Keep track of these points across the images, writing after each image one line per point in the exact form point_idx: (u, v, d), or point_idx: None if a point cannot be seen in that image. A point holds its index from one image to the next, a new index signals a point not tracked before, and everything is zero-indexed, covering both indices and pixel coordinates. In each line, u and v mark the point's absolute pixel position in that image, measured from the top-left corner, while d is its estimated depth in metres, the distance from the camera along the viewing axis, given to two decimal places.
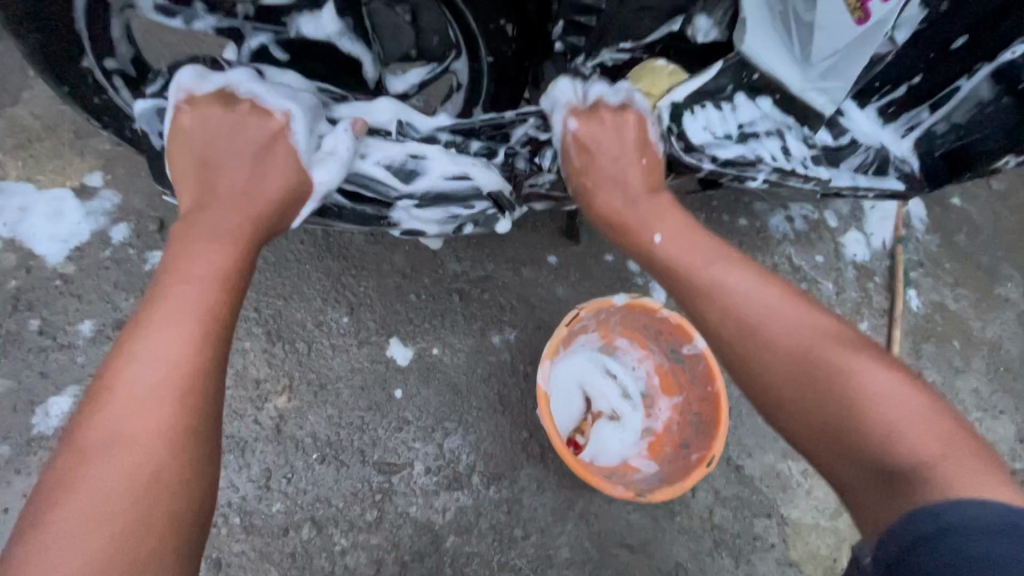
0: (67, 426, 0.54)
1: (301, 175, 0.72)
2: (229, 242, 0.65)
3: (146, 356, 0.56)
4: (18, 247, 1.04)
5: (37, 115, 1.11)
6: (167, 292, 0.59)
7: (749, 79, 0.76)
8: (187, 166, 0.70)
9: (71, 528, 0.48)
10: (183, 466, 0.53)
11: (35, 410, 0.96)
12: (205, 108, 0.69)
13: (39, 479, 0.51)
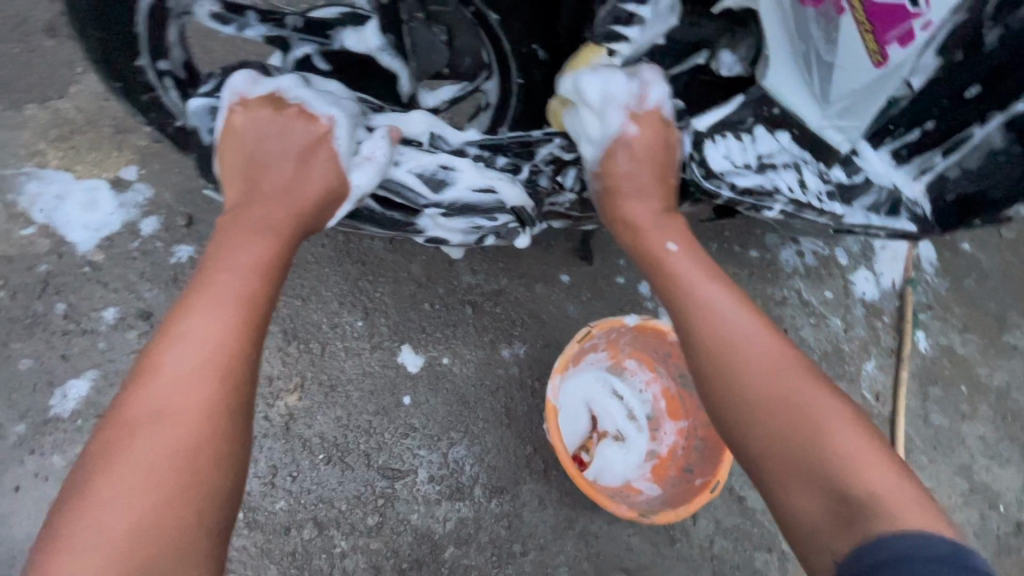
0: (113, 400, 0.57)
1: (341, 178, 0.75)
2: (272, 235, 0.70)
3: (188, 337, 0.59)
4: (51, 233, 1.07)
5: (81, 109, 1.16)
6: (212, 279, 0.64)
7: (771, 112, 0.76)
8: (235, 165, 0.72)
9: (116, 496, 0.51)
10: (219, 443, 0.55)
11: (53, 391, 0.98)
12: (257, 110, 0.72)
13: (87, 446, 0.54)
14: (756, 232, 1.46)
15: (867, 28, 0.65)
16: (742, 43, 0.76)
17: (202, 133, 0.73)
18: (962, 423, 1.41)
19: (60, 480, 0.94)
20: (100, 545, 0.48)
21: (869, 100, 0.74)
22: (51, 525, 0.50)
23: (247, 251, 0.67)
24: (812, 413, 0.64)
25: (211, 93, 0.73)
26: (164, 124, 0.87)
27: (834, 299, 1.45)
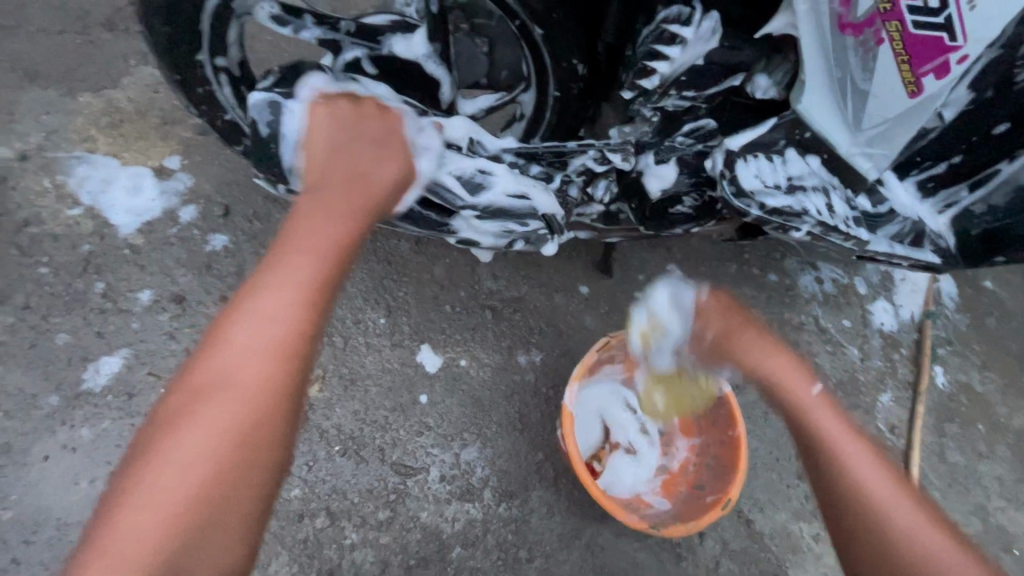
0: (186, 357, 0.58)
1: (409, 170, 0.78)
2: (346, 220, 0.68)
3: (263, 313, 0.59)
4: (95, 214, 1.12)
5: (132, 100, 1.22)
6: (289, 255, 0.63)
7: (801, 134, 0.78)
8: (315, 149, 0.74)
9: (179, 458, 0.53)
10: (279, 421, 0.58)
11: (87, 365, 1.01)
12: (340, 100, 0.75)
13: (161, 399, 0.57)
14: (775, 257, 1.47)
15: (904, 60, 0.67)
16: (779, 68, 0.76)
17: (260, 126, 0.75)
18: (979, 463, 1.39)
19: (86, 452, 0.97)
20: (159, 503, 0.51)
21: (902, 129, 0.74)
22: (120, 471, 0.54)
23: (323, 231, 0.66)
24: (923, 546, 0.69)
25: (272, 88, 0.75)
26: (214, 116, 0.91)
27: (851, 328, 1.45)
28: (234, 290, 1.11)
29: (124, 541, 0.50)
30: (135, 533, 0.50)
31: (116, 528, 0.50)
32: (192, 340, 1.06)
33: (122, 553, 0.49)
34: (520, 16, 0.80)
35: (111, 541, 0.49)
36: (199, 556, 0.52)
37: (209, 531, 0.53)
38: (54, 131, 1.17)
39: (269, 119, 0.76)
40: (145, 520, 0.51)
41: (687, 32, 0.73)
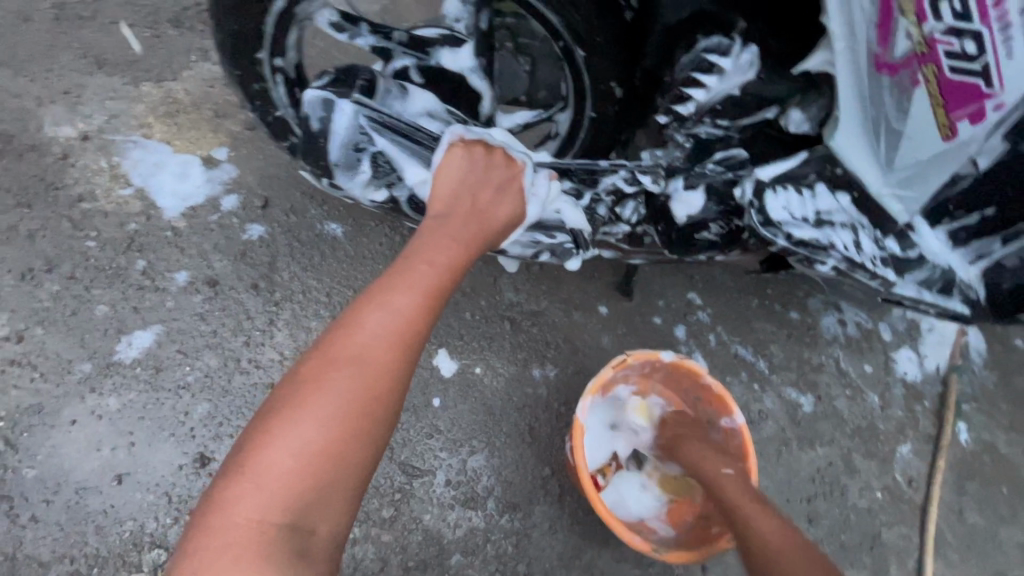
0: (318, 339, 0.69)
1: (520, 212, 0.86)
2: (461, 242, 0.78)
3: (387, 310, 0.69)
4: (144, 196, 1.18)
5: (189, 92, 1.29)
6: (411, 266, 0.74)
7: (834, 171, 0.80)
8: (445, 182, 0.83)
9: (312, 421, 0.63)
10: (391, 403, 0.67)
11: (120, 338, 1.05)
12: (476, 149, 0.84)
13: (295, 372, 0.67)
14: (799, 294, 1.46)
15: (940, 105, 0.67)
16: (815, 104, 0.77)
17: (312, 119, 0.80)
18: (998, 526, 1.34)
19: (110, 421, 1.00)
20: (293, 455, 0.62)
21: (933, 173, 0.76)
22: (255, 425, 0.64)
23: (436, 249, 0.76)
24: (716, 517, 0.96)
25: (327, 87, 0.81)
26: (266, 111, 0.96)
27: (872, 374, 1.42)
28: (266, 279, 1.14)
29: (262, 480, 0.61)
30: (274, 476, 0.61)
31: (258, 470, 0.61)
32: (221, 324, 1.09)
33: (263, 489, 0.60)
34: (564, 38, 0.80)
35: (254, 479, 0.61)
36: (316, 504, 0.62)
37: (327, 486, 0.63)
38: (116, 115, 1.24)
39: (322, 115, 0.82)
40: (281, 466, 0.61)
41: (724, 61, 0.77)
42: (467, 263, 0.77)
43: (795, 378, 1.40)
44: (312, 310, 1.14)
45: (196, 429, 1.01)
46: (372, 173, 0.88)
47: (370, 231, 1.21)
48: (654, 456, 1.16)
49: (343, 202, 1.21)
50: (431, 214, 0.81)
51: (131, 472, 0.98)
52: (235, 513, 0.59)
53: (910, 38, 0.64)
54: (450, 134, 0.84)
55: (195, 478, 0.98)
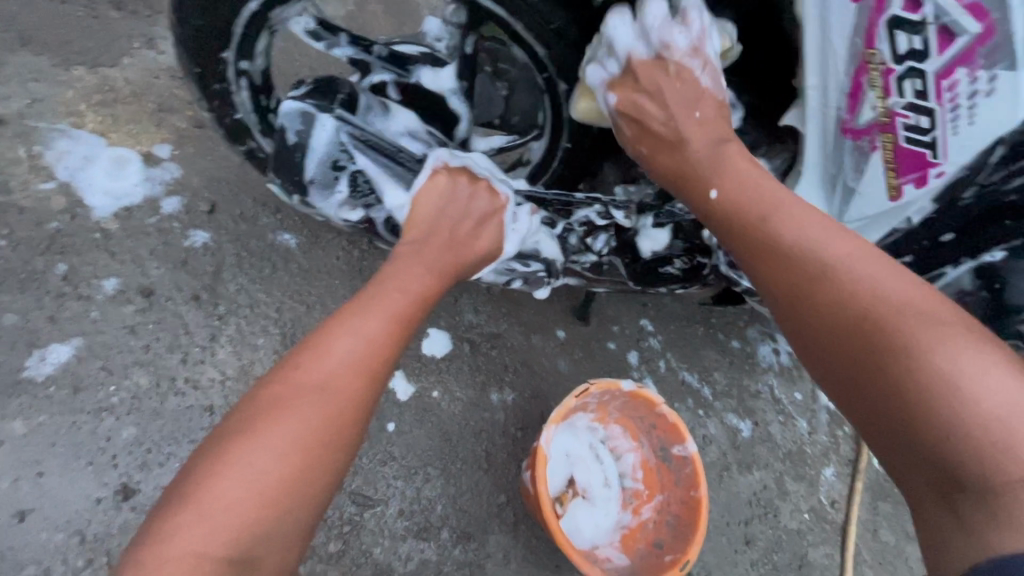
0: (280, 361, 0.64)
1: (499, 248, 0.81)
2: (432, 268, 0.74)
3: (354, 333, 0.66)
4: (70, 192, 1.05)
5: (129, 81, 1.17)
6: (380, 290, 0.70)
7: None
8: (422, 212, 0.76)
9: (270, 447, 0.58)
10: (353, 432, 0.63)
11: (32, 352, 0.93)
12: (461, 178, 0.77)
13: (255, 395, 0.62)
14: (739, 324, 1.53)
15: (891, 169, 0.68)
16: (778, 156, 0.79)
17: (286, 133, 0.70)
18: (905, 544, 1.44)
19: (15, 448, 0.88)
20: (247, 484, 0.56)
21: (881, 228, 0.76)
22: (204, 452, 0.58)
23: (408, 275, 0.72)
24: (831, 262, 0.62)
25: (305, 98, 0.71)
26: (224, 113, 0.90)
27: (802, 402, 1.50)
28: (208, 291, 1.05)
29: (207, 510, 0.54)
30: (222, 508, 0.54)
31: (203, 500, 0.54)
32: (155, 339, 0.99)
33: (206, 520, 0.53)
34: (549, 69, 0.80)
35: (199, 509, 0.54)
36: (268, 540, 0.56)
37: (279, 521, 0.56)
38: (40, 100, 1.11)
39: (298, 128, 0.71)
40: (231, 498, 0.55)
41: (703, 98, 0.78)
42: (437, 293, 0.74)
43: (735, 405, 1.47)
44: (259, 326, 1.06)
45: (119, 457, 0.90)
46: (349, 193, 0.76)
47: (327, 243, 1.14)
48: (627, 449, 1.21)
49: (299, 212, 1.15)
50: (406, 240, 0.75)
51: (37, 508, 0.86)
52: (171, 548, 0.52)
53: (874, 109, 0.63)
54: (435, 158, 0.78)
55: (114, 514, 0.87)
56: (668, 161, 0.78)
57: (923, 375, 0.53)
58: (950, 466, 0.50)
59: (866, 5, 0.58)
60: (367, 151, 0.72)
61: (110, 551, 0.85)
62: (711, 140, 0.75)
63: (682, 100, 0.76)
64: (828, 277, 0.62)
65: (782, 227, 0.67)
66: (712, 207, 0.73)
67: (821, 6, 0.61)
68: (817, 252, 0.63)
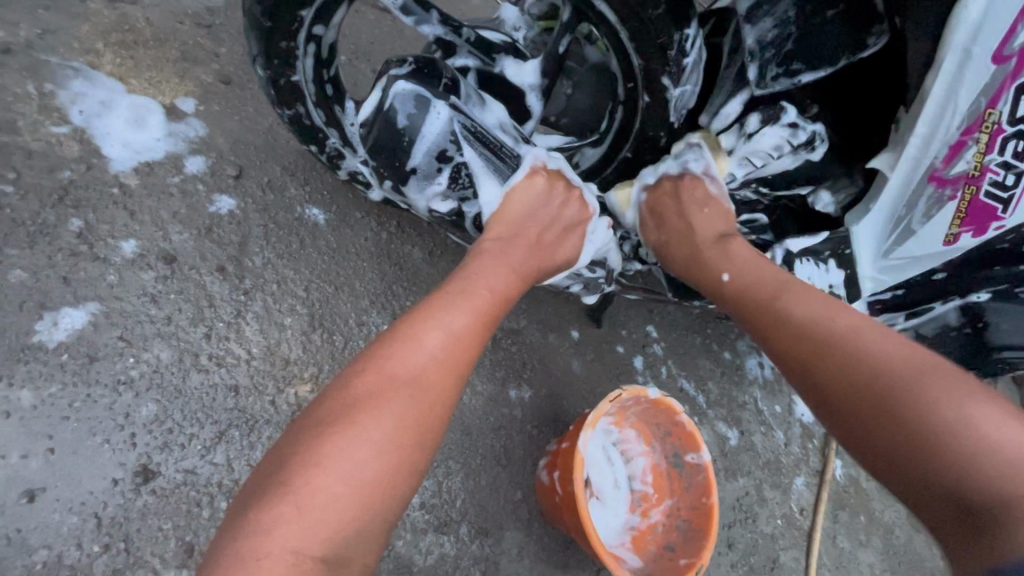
0: (367, 350, 0.62)
1: (575, 258, 0.82)
2: (517, 270, 0.73)
3: (444, 328, 0.64)
4: (85, 140, 0.96)
5: (151, 24, 1.07)
6: (466, 284, 0.69)
7: (844, 251, 0.84)
8: (512, 212, 0.77)
9: (367, 442, 0.56)
10: (439, 431, 0.61)
11: (41, 315, 0.85)
12: (557, 184, 0.78)
13: (343, 385, 0.60)
14: (731, 336, 1.56)
15: (958, 218, 0.73)
16: (842, 190, 0.81)
17: (399, 115, 0.67)
18: (858, 550, 1.49)
19: (22, 420, 0.80)
20: (346, 479, 0.54)
21: (913, 270, 0.82)
22: (296, 441, 0.56)
23: (493, 275, 0.71)
24: (827, 312, 0.70)
25: (418, 80, 0.68)
26: (282, 73, 0.83)
27: (781, 414, 1.55)
28: (234, 262, 0.98)
29: (307, 505, 0.52)
30: (319, 504, 0.52)
31: (299, 493, 0.53)
32: (177, 310, 0.92)
33: (302, 514, 0.52)
34: (636, 81, 0.79)
35: (295, 502, 0.52)
36: (359, 538, 0.54)
37: (370, 517, 0.55)
38: (51, 33, 1.00)
39: (409, 111, 0.68)
40: (331, 492, 0.53)
41: (794, 120, 0.76)
42: (520, 293, 0.73)
43: (725, 414, 1.51)
44: (287, 305, 0.99)
45: (138, 436, 0.84)
46: (447, 185, 0.74)
47: (357, 221, 1.07)
48: (639, 452, 1.24)
49: (331, 187, 1.08)
50: (490, 237, 0.75)
51: (48, 488, 0.78)
52: (269, 544, 0.50)
53: (969, 162, 0.68)
54: (533, 159, 0.77)
55: (133, 497, 0.81)
56: (683, 250, 0.87)
57: (914, 391, 0.58)
58: (978, 493, 0.51)
59: (1005, 68, 0.61)
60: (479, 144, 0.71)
61: (128, 538, 0.79)
62: (716, 236, 0.86)
63: (687, 225, 0.87)
64: (815, 329, 0.68)
65: (783, 295, 0.75)
66: (723, 288, 0.81)
67: (961, 61, 0.62)
68: (807, 318, 0.70)
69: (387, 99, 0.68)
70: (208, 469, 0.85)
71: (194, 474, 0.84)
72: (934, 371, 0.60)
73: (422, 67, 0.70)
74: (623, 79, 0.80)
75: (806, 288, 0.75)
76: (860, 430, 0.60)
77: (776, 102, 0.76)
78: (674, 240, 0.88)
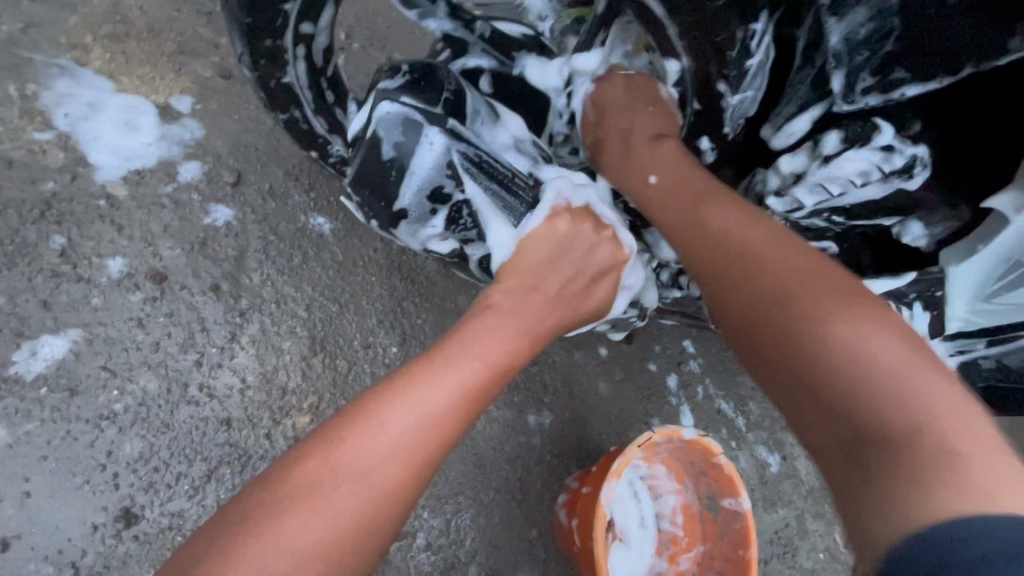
0: (321, 427, 0.54)
1: (606, 308, 0.69)
2: (520, 333, 0.61)
3: (415, 409, 0.53)
4: (70, 146, 0.88)
5: (145, 12, 0.96)
6: (455, 352, 0.58)
7: (935, 292, 0.68)
8: (526, 262, 0.64)
9: (286, 551, 0.46)
10: (385, 530, 0.51)
11: (22, 344, 0.80)
12: (583, 222, 0.66)
13: (280, 471, 0.51)
14: None
15: None
16: (940, 222, 0.63)
17: (386, 147, 0.56)
18: None
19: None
20: None
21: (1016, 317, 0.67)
22: (212, 540, 0.47)
23: (490, 341, 0.59)
24: (750, 247, 0.58)
25: (408, 101, 0.57)
26: (269, 75, 0.71)
27: None
28: (229, 280, 0.89)
29: None
30: None
31: None
32: (166, 335, 0.85)
33: None
34: (686, 87, 0.70)
35: None
36: None
37: None
38: (38, 26, 0.92)
39: (397, 140, 0.58)
40: None
41: (890, 141, 0.60)
42: (522, 361, 0.61)
43: (766, 437, 1.25)
44: (285, 327, 0.90)
45: (121, 476, 0.79)
46: (446, 226, 0.64)
47: (366, 229, 0.96)
48: (670, 489, 1.12)
49: (336, 191, 0.96)
50: (499, 288, 0.63)
51: (23, 534, 0.75)
52: None
53: None
54: (555, 195, 0.65)
55: (114, 543, 0.77)
56: (613, 142, 0.74)
57: (832, 347, 0.50)
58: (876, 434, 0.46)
59: None
60: (484, 178, 0.60)
61: None
62: (648, 134, 0.72)
63: (630, 128, 0.73)
64: (745, 263, 0.58)
65: (708, 212, 0.63)
66: (649, 191, 0.69)
67: None
68: (732, 241, 0.60)
69: (371, 128, 0.57)
70: (196, 512, 0.80)
71: (181, 517, 0.79)
72: (851, 297, 0.52)
73: (415, 82, 0.59)
74: (668, 80, 0.71)
75: (725, 214, 0.61)
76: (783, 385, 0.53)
77: (872, 120, 0.60)
78: (607, 132, 0.75)
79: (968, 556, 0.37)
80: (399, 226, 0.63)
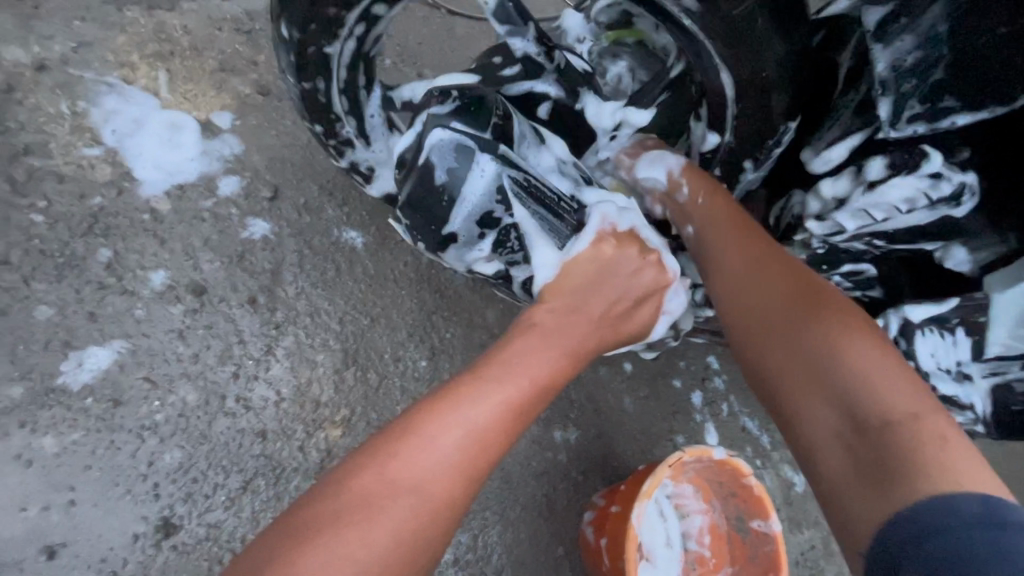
0: (370, 440, 0.54)
1: (646, 331, 0.70)
2: (563, 353, 0.61)
3: (463, 426, 0.54)
4: (116, 162, 0.91)
5: (188, 31, 1.00)
6: (500, 370, 0.58)
7: (978, 318, 0.65)
8: (569, 284, 0.64)
9: (345, 564, 0.47)
10: (434, 544, 0.52)
11: (68, 355, 0.82)
12: (628, 248, 0.66)
13: (332, 484, 0.51)
14: None
15: None
16: (985, 248, 0.63)
17: (438, 172, 0.60)
18: None
19: (46, 467, 0.79)
20: None
21: None
22: (266, 554, 0.47)
23: (534, 360, 0.60)
24: (772, 267, 0.64)
25: (460, 128, 0.60)
26: None
27: None
28: (265, 293, 0.91)
29: None
30: None
31: None
32: (205, 347, 0.87)
33: None
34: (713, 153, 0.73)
35: None
36: None
37: None
38: (88, 46, 0.96)
39: (449, 164, 0.61)
40: None
41: (937, 169, 0.59)
42: (564, 383, 0.61)
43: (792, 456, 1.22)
44: (319, 340, 0.91)
45: (161, 486, 0.81)
46: (492, 249, 0.66)
47: (397, 244, 0.97)
48: (696, 507, 1.11)
49: (368, 206, 0.98)
50: (542, 308, 0.64)
51: (67, 543, 0.77)
52: None
53: None
54: (600, 220, 0.66)
55: (153, 553, 0.78)
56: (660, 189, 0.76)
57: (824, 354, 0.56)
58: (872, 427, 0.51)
59: None
60: (531, 203, 0.63)
61: None
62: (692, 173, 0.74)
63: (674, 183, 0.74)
64: (765, 281, 0.64)
65: (735, 236, 0.68)
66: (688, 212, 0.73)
67: None
68: (751, 260, 0.65)
69: (425, 153, 0.60)
70: (232, 523, 0.81)
71: (217, 528, 0.80)
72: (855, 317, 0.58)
73: (465, 107, 0.61)
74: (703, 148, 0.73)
75: (748, 237, 0.67)
76: (777, 380, 0.58)
77: (919, 147, 0.60)
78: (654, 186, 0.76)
79: (941, 532, 0.43)
80: (447, 247, 0.66)
